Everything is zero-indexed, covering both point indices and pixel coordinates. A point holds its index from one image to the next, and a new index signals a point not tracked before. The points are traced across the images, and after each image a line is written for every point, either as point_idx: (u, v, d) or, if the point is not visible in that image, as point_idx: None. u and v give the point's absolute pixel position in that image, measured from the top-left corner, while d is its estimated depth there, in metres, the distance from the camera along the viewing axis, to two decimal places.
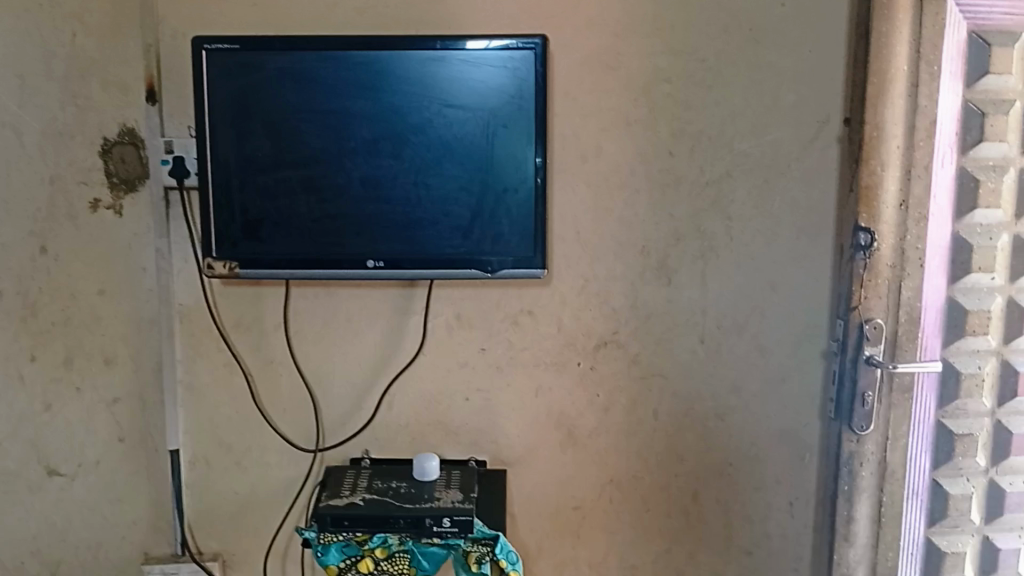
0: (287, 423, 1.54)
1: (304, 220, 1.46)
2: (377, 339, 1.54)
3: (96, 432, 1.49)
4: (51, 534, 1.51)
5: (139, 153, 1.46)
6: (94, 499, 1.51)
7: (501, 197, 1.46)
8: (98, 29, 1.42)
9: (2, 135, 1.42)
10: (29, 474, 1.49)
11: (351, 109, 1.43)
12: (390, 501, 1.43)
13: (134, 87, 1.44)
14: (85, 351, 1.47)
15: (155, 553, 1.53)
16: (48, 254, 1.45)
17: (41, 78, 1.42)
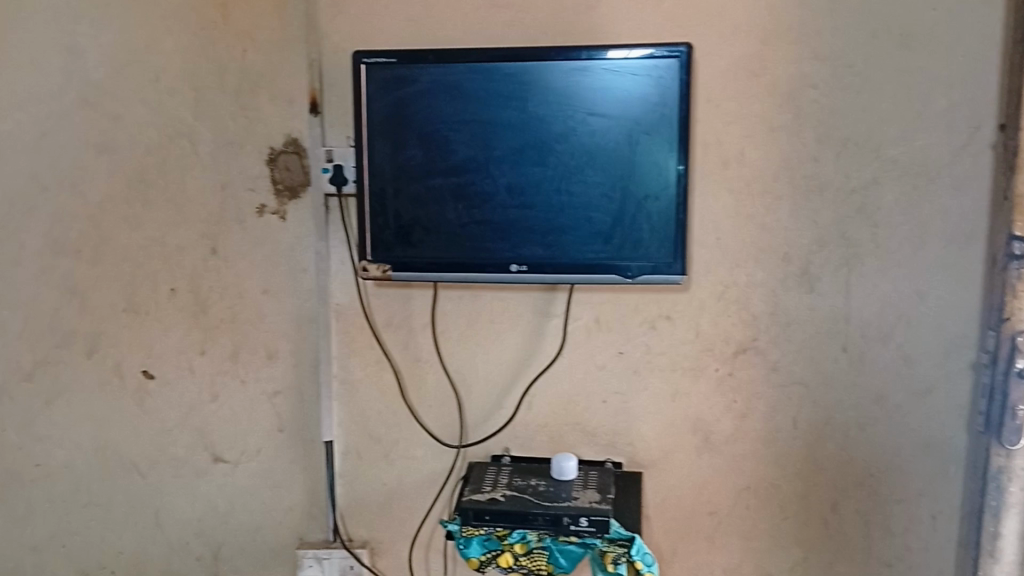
0: (433, 419, 1.61)
1: (452, 226, 1.49)
2: (520, 340, 1.59)
3: (258, 423, 1.59)
4: (214, 517, 1.62)
5: (303, 162, 1.53)
6: (255, 485, 1.61)
7: (642, 203, 1.45)
8: (266, 44, 1.50)
9: (179, 144, 1.52)
10: (197, 459, 1.60)
11: (498, 119, 1.45)
12: (529, 498, 1.47)
13: (298, 100, 1.51)
14: (249, 346, 1.57)
15: (309, 539, 1.63)
16: (218, 256, 1.55)
17: (213, 91, 1.51)
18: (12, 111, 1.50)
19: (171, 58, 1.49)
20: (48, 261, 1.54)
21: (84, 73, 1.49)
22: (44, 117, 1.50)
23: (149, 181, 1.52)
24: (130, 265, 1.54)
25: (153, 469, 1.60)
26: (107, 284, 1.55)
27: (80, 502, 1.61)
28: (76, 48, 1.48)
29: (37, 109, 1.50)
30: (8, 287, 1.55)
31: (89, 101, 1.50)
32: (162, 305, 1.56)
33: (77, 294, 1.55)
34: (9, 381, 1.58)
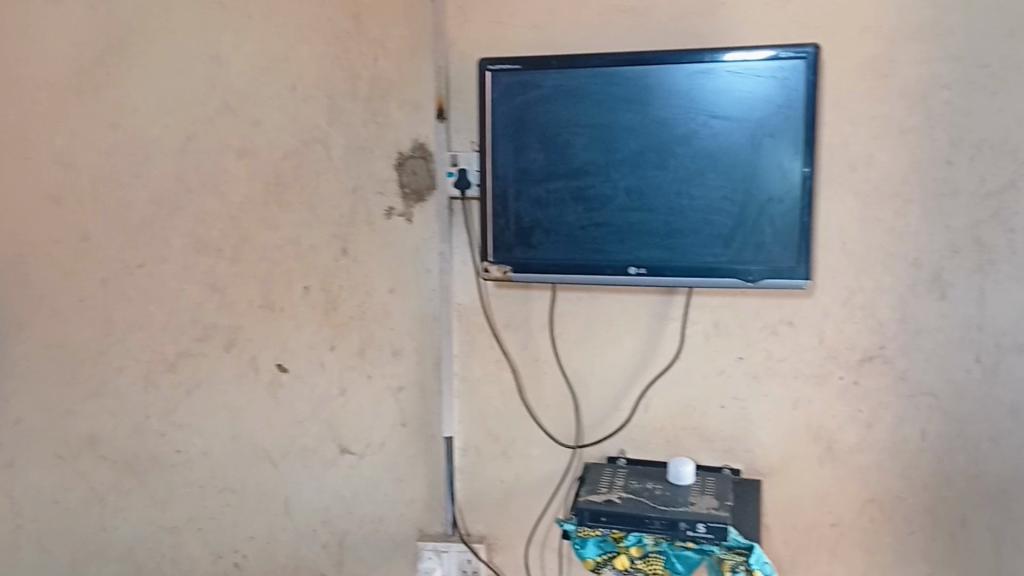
0: (550, 419, 1.62)
1: (572, 228, 1.46)
2: (637, 343, 1.57)
3: (382, 417, 1.65)
4: (340, 506, 1.68)
5: (429, 165, 1.57)
6: (378, 477, 1.67)
7: (765, 207, 1.37)
8: (396, 53, 1.55)
9: (314, 149, 1.59)
10: (325, 450, 1.67)
11: (619, 122, 1.41)
12: (646, 501, 1.43)
13: (425, 105, 1.55)
14: (377, 343, 1.63)
15: (429, 531, 1.67)
16: (348, 256, 1.61)
17: (346, 98, 1.57)
18: (163, 118, 1.62)
19: (306, 67, 1.57)
20: (192, 259, 1.65)
21: (226, 81, 1.59)
22: (190, 123, 1.61)
23: (286, 184, 1.61)
24: (267, 264, 1.63)
25: (284, 458, 1.68)
26: (245, 281, 1.64)
27: (216, 487, 1.71)
28: (220, 58, 1.58)
29: (184, 116, 1.61)
30: (156, 282, 1.67)
31: (231, 107, 1.60)
32: (296, 303, 1.64)
33: (217, 290, 1.65)
34: (153, 370, 1.70)
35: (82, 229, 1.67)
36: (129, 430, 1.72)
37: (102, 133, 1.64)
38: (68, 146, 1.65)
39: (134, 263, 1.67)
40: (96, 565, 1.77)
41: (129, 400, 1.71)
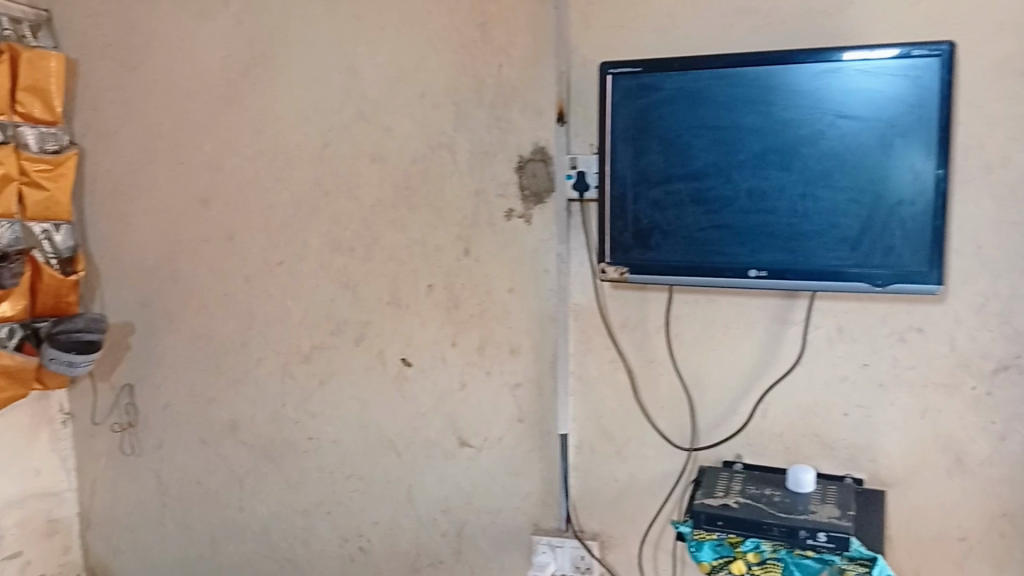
0: (666, 421, 1.60)
1: (691, 230, 1.45)
2: (756, 347, 1.53)
3: (500, 412, 1.69)
4: (460, 496, 1.74)
5: (549, 168, 1.59)
6: (496, 470, 1.71)
7: (894, 209, 1.32)
8: (521, 60, 1.57)
9: (440, 154, 1.65)
10: (446, 442, 1.73)
11: (741, 124, 1.39)
12: (764, 508, 1.39)
13: (547, 110, 1.57)
14: (496, 341, 1.68)
15: (544, 526, 1.70)
16: (470, 256, 1.67)
17: (471, 105, 1.62)
18: (302, 126, 1.73)
19: (436, 75, 1.63)
20: (327, 258, 1.75)
21: (361, 90, 1.68)
22: (327, 130, 1.71)
23: (413, 188, 1.68)
24: (396, 263, 1.71)
25: (408, 449, 1.76)
26: (375, 278, 1.73)
27: (344, 473, 1.81)
28: (356, 69, 1.68)
29: (322, 123, 1.72)
30: (293, 280, 1.78)
31: (365, 115, 1.68)
32: (421, 299, 1.71)
33: (349, 287, 1.75)
34: (290, 362, 1.81)
35: (228, 230, 1.82)
36: (266, 417, 1.85)
37: (247, 139, 1.77)
38: (217, 152, 1.80)
39: (274, 261, 1.79)
40: (235, 542, 1.92)
41: (268, 389, 1.84)
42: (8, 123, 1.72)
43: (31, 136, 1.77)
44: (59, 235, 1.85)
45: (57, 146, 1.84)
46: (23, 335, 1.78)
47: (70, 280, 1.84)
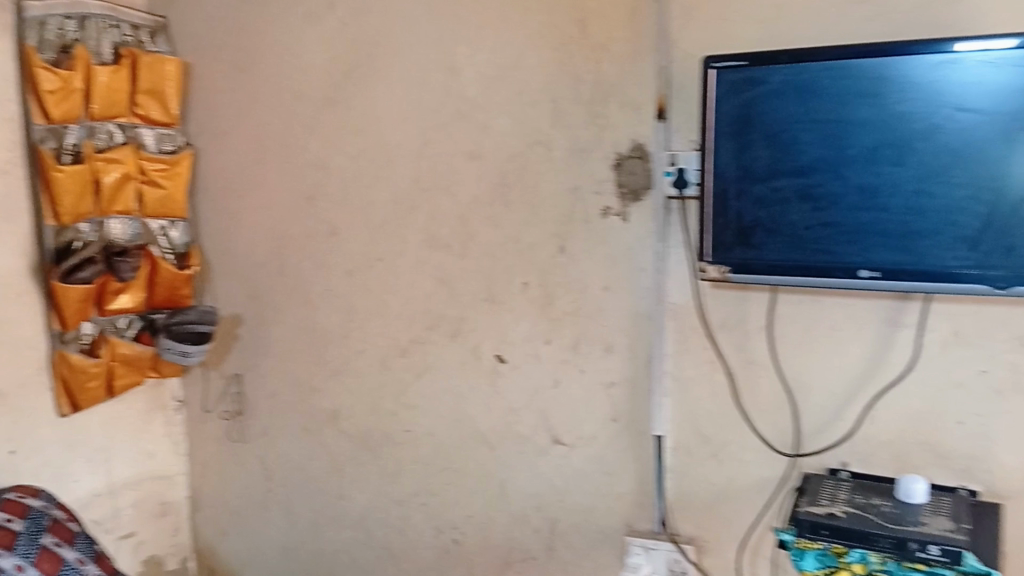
0: (766, 425, 1.56)
1: (796, 228, 1.40)
2: (864, 350, 1.47)
3: (595, 410, 1.68)
4: (552, 493, 1.74)
5: (647, 165, 1.56)
6: (589, 468, 1.70)
7: (1017, 207, 1.25)
8: (620, 56, 1.55)
9: (537, 152, 1.65)
10: (539, 439, 1.73)
11: (852, 118, 1.33)
12: (872, 517, 1.33)
13: (646, 106, 1.55)
14: (590, 339, 1.66)
15: (638, 527, 1.68)
16: (565, 253, 1.65)
17: (569, 102, 1.61)
18: (403, 125, 1.76)
19: (534, 73, 1.63)
20: (425, 254, 1.78)
21: (459, 89, 1.69)
22: (428, 128, 1.74)
23: (509, 185, 1.68)
24: (491, 260, 1.72)
25: (502, 444, 1.77)
26: (471, 275, 1.74)
27: (439, 467, 1.84)
28: (456, 68, 1.69)
29: (422, 122, 1.74)
30: (392, 275, 1.82)
31: (464, 113, 1.70)
32: (515, 296, 1.71)
33: (446, 283, 1.77)
34: (388, 356, 1.85)
35: (331, 226, 1.87)
36: (365, 409, 1.89)
37: (350, 139, 1.82)
38: (322, 151, 1.85)
39: (375, 256, 1.83)
40: (334, 529, 1.98)
41: (367, 382, 1.88)
42: (129, 125, 1.82)
43: (149, 137, 1.87)
44: (175, 231, 1.94)
45: (173, 146, 1.93)
46: (140, 326, 1.90)
47: (185, 274, 1.92)
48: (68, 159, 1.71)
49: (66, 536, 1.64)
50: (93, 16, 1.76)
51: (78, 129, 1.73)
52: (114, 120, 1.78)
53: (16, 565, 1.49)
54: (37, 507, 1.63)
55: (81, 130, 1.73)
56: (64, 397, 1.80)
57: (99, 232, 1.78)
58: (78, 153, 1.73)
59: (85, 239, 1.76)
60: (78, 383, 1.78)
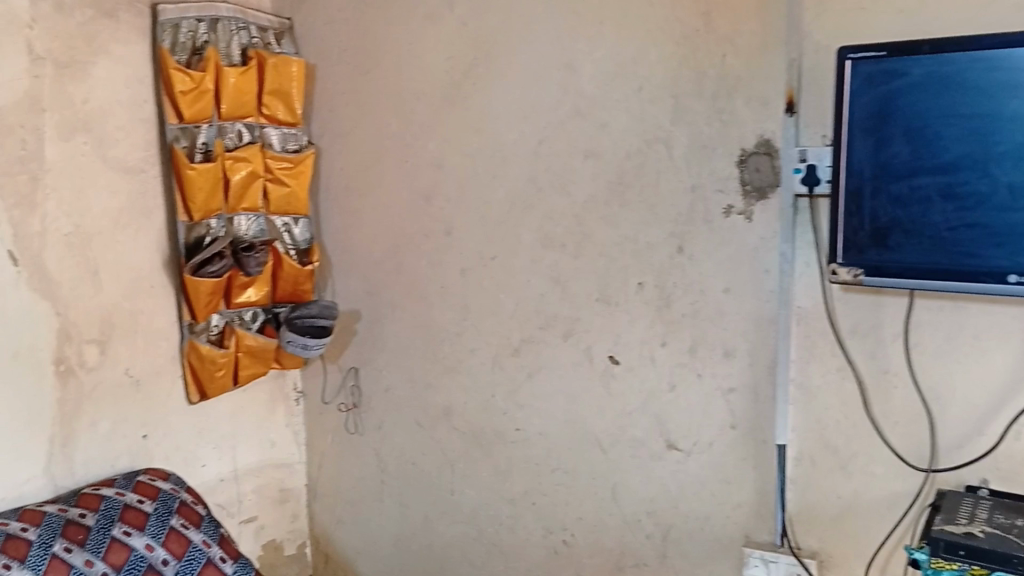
0: (899, 438, 1.47)
1: (938, 229, 1.30)
2: (1012, 361, 1.36)
3: (712, 417, 1.62)
4: (666, 499, 1.69)
5: (774, 162, 1.50)
6: (706, 476, 1.65)
7: None
8: (747, 49, 1.49)
9: (657, 149, 1.60)
10: (653, 443, 1.69)
11: (1004, 111, 1.23)
12: (1014, 539, 1.22)
13: (775, 101, 1.48)
14: (709, 342, 1.61)
15: (756, 538, 1.62)
16: (684, 254, 1.60)
17: (690, 98, 1.56)
18: (519, 123, 1.75)
19: (655, 68, 1.58)
20: (538, 253, 1.77)
21: (577, 86, 1.67)
22: (544, 126, 1.72)
23: (627, 183, 1.64)
24: (607, 259, 1.69)
25: (614, 447, 1.74)
26: (585, 275, 1.72)
27: (550, 467, 1.82)
28: (574, 65, 1.67)
29: (538, 120, 1.72)
30: (506, 273, 1.82)
31: (581, 111, 1.67)
32: (631, 297, 1.67)
33: (559, 282, 1.75)
34: (501, 354, 1.85)
35: (446, 224, 1.88)
36: (477, 405, 1.90)
37: (466, 137, 1.82)
38: (439, 150, 1.87)
39: (489, 255, 1.83)
40: (445, 523, 2.00)
41: (480, 379, 1.89)
42: (256, 124, 1.89)
43: (274, 136, 1.94)
44: (298, 228, 2.00)
45: (297, 146, 1.98)
46: (265, 319, 1.96)
47: (307, 270, 1.98)
48: (199, 158, 1.79)
49: (194, 518, 1.71)
50: (223, 19, 1.84)
51: (208, 128, 1.80)
52: (242, 120, 1.85)
53: (146, 544, 1.59)
54: (167, 489, 1.71)
55: (211, 130, 1.81)
56: (193, 386, 1.90)
57: (227, 228, 1.85)
58: (208, 152, 1.80)
59: (214, 234, 1.83)
60: (207, 372, 1.86)
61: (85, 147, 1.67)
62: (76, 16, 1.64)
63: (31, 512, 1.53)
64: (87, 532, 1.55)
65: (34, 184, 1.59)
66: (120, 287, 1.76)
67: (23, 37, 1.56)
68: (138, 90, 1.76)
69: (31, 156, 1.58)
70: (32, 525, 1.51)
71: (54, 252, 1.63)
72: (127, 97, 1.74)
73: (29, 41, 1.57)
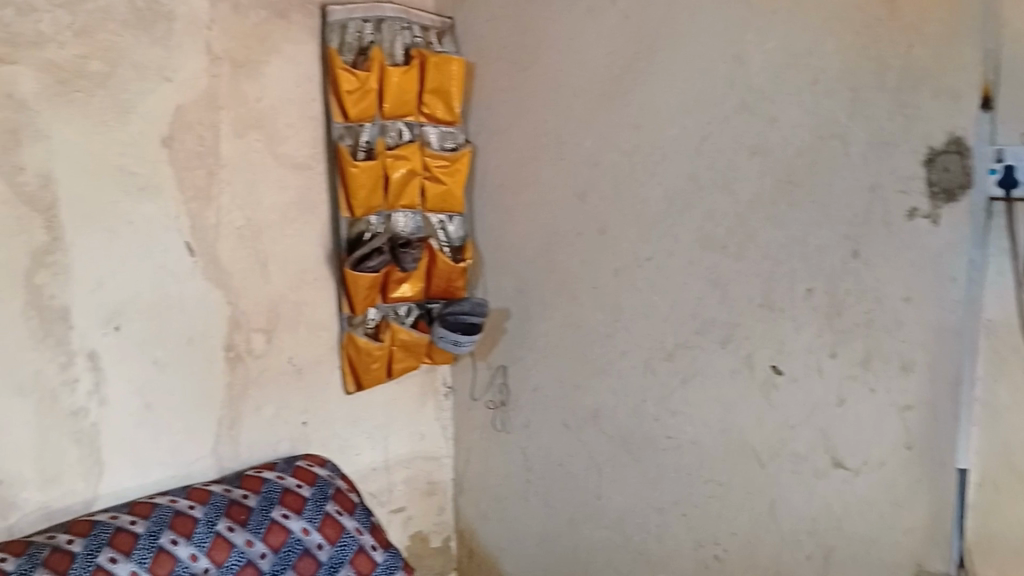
0: None
1: None
2: None
3: (884, 434, 1.50)
4: (829, 519, 1.59)
5: (965, 161, 1.38)
6: (875, 497, 1.53)
7: None
8: (936, 37, 1.38)
9: (831, 146, 1.51)
10: (817, 459, 1.59)
11: None
12: None
13: (967, 94, 1.36)
14: (884, 354, 1.49)
15: (929, 567, 1.48)
16: (859, 258, 1.50)
17: (871, 91, 1.45)
18: (681, 119, 1.70)
19: (832, 60, 1.49)
20: (697, 254, 1.71)
21: (745, 80, 1.60)
22: (707, 122, 1.66)
23: (796, 182, 1.56)
24: (771, 262, 1.61)
25: (773, 461, 1.65)
26: (747, 278, 1.64)
27: (703, 477, 1.76)
28: (742, 58, 1.60)
29: (701, 116, 1.67)
30: (662, 274, 1.77)
31: (747, 106, 1.60)
32: (797, 303, 1.58)
33: (719, 286, 1.68)
34: (653, 358, 1.81)
35: (600, 222, 1.85)
36: (627, 409, 1.87)
37: (624, 134, 1.79)
38: (595, 147, 1.84)
39: (644, 255, 1.79)
40: (591, 527, 1.98)
41: (630, 382, 1.85)
42: (416, 123, 1.93)
43: (433, 135, 1.97)
44: (452, 226, 2.03)
45: (454, 144, 2.01)
46: (418, 314, 2.00)
47: (459, 267, 2.01)
48: (362, 156, 1.85)
49: (348, 505, 1.76)
50: (388, 19, 1.89)
51: (371, 127, 1.86)
52: (403, 118, 1.90)
53: (302, 528, 1.65)
54: (324, 476, 1.77)
55: (374, 128, 1.87)
56: (349, 376, 1.96)
57: (387, 224, 1.91)
58: (371, 150, 1.86)
59: (374, 231, 1.90)
60: (363, 364, 1.93)
61: (257, 144, 1.76)
62: (252, 17, 1.72)
63: (200, 491, 1.62)
64: (249, 512, 1.62)
65: (211, 178, 1.68)
66: (286, 279, 1.84)
67: (204, 38, 1.64)
68: (307, 89, 1.84)
69: (209, 151, 1.68)
70: (199, 502, 1.59)
71: (227, 243, 1.72)
72: (297, 96, 1.82)
73: (208, 41, 1.65)
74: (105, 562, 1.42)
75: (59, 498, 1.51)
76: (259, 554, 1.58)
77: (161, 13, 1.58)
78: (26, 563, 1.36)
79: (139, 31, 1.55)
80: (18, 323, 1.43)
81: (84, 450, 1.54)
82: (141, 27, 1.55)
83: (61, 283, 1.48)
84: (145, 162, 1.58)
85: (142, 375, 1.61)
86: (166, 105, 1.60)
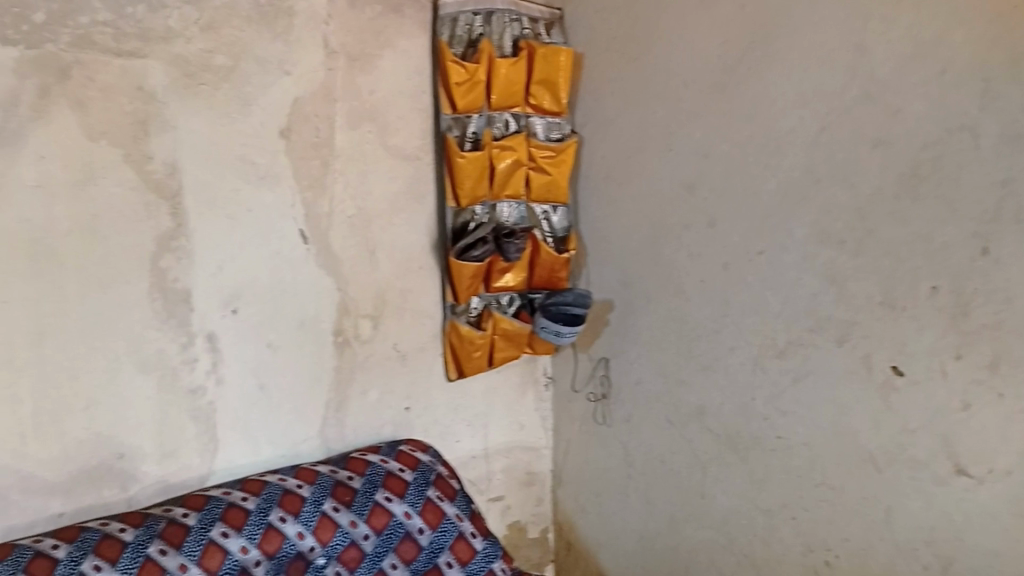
0: None
1: None
2: None
3: (1011, 443, 1.40)
4: (949, 530, 1.50)
5: None
6: (1000, 509, 1.43)
7: None
8: None
9: (959, 138, 1.43)
10: (938, 467, 1.51)
11: None
12: None
13: None
14: (1014, 358, 1.39)
15: None
16: (989, 255, 1.40)
17: (1005, 80, 1.36)
18: (798, 110, 1.65)
19: (962, 49, 1.40)
20: (812, 249, 1.65)
21: (869, 69, 1.53)
22: (826, 114, 1.60)
23: (922, 176, 1.48)
24: (892, 259, 1.54)
25: (890, 466, 1.58)
26: (866, 275, 1.58)
27: (813, 480, 1.71)
28: (865, 47, 1.53)
29: (820, 107, 1.61)
30: (773, 270, 1.72)
31: (870, 96, 1.53)
32: (921, 302, 1.50)
33: (835, 283, 1.63)
34: (762, 355, 1.76)
35: (709, 216, 1.82)
36: (734, 407, 1.83)
37: (736, 126, 1.75)
38: (706, 139, 1.81)
39: (755, 250, 1.75)
40: (693, 526, 1.95)
41: (737, 379, 1.82)
42: (522, 114, 1.94)
43: (539, 126, 1.97)
44: (556, 216, 2.04)
45: (560, 135, 2.01)
46: (520, 304, 2.02)
47: (563, 258, 2.00)
48: (468, 147, 1.87)
49: (448, 491, 1.78)
50: (497, 11, 1.91)
51: (478, 118, 1.88)
52: (510, 109, 1.91)
53: (404, 512, 1.69)
54: (425, 461, 1.80)
55: (481, 119, 1.89)
56: (452, 364, 1.99)
57: (491, 214, 1.93)
58: (477, 140, 1.88)
59: (478, 220, 1.91)
60: (465, 351, 1.95)
61: (370, 135, 1.80)
62: (367, 12, 1.76)
63: (307, 471, 1.67)
64: (354, 494, 1.66)
65: (325, 168, 1.73)
66: (394, 267, 1.88)
67: (322, 32, 1.69)
68: (417, 82, 1.87)
69: (324, 142, 1.73)
70: (306, 482, 1.64)
71: (338, 232, 1.77)
72: (409, 88, 1.86)
73: (326, 35, 1.70)
74: (217, 536, 1.48)
75: (178, 471, 1.59)
76: (362, 535, 1.63)
77: (282, 8, 1.63)
78: (144, 534, 1.42)
79: (261, 26, 1.61)
80: (143, 304, 1.51)
81: (201, 427, 1.61)
82: (263, 22, 1.61)
83: (184, 267, 1.55)
84: (265, 152, 1.64)
85: (257, 357, 1.68)
86: (285, 98, 1.66)
